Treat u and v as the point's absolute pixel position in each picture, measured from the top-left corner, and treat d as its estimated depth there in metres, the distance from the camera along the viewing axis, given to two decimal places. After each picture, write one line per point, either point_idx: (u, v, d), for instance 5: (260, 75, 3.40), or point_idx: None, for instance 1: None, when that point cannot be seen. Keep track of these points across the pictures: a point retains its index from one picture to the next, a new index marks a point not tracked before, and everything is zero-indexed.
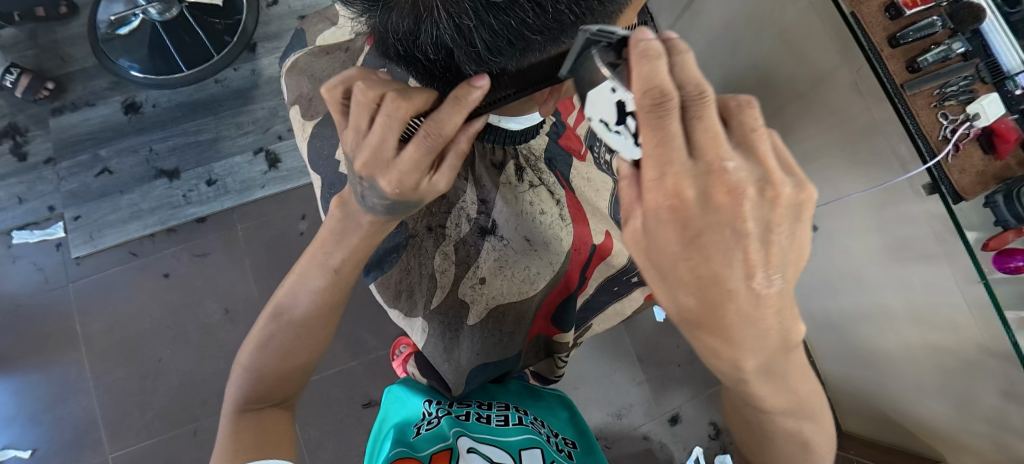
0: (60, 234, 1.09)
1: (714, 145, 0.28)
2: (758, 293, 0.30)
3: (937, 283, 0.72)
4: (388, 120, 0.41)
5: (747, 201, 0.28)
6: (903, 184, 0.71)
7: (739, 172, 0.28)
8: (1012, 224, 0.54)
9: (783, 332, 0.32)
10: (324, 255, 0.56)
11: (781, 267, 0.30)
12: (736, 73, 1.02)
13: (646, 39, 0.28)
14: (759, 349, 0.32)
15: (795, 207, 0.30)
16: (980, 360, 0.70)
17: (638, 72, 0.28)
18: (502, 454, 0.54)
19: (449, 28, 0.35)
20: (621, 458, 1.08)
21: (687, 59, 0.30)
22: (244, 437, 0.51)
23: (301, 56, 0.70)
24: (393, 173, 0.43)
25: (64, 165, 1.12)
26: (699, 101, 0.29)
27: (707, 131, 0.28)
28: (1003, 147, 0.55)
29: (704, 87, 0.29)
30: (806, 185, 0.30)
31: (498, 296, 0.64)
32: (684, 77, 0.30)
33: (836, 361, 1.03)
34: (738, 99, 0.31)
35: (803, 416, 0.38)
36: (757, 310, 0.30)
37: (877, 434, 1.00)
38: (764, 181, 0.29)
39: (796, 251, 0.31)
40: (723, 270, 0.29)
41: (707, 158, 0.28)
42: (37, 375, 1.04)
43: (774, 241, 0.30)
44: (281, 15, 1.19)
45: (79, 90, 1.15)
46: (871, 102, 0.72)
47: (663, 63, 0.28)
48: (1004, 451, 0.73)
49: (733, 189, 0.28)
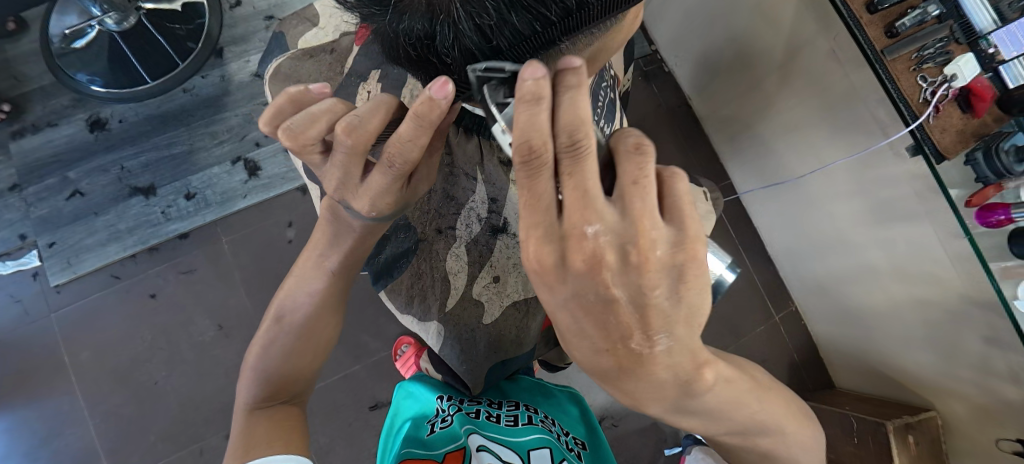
0: (36, 263, 1.05)
1: (579, 207, 0.28)
2: (640, 353, 0.31)
3: (920, 241, 0.74)
4: (347, 155, 0.39)
5: (605, 270, 0.28)
6: (885, 149, 0.73)
7: (600, 237, 0.28)
8: (991, 179, 0.57)
9: (681, 379, 0.33)
10: (321, 256, 0.54)
11: (664, 328, 0.30)
12: (715, 46, 1.02)
13: (533, 79, 0.28)
14: (657, 398, 0.35)
15: (673, 267, 0.29)
16: (962, 310, 0.73)
17: (515, 127, 0.28)
18: (511, 453, 0.54)
19: (469, 29, 0.33)
20: (627, 435, 1.10)
21: (572, 103, 0.29)
22: (255, 431, 0.50)
23: (284, 61, 0.67)
24: (364, 198, 0.43)
25: (31, 190, 1.07)
26: (572, 156, 0.28)
27: (573, 192, 0.28)
28: (980, 105, 0.57)
29: (580, 137, 0.28)
30: (688, 246, 0.29)
31: (512, 292, 0.65)
32: (563, 125, 0.29)
33: (826, 322, 1.09)
34: (627, 145, 0.30)
35: (756, 434, 0.42)
36: (643, 367, 0.31)
37: (867, 388, 1.04)
38: (630, 244, 0.28)
39: (684, 312, 0.30)
40: (599, 329, 0.31)
41: (573, 220, 0.28)
42: (29, 410, 1.00)
43: (650, 303, 0.29)
44: (246, 16, 1.14)
45: (39, 110, 1.09)
46: (849, 69, 0.73)
47: (541, 115, 0.28)
48: (991, 395, 0.76)
49: (590, 256, 0.28)
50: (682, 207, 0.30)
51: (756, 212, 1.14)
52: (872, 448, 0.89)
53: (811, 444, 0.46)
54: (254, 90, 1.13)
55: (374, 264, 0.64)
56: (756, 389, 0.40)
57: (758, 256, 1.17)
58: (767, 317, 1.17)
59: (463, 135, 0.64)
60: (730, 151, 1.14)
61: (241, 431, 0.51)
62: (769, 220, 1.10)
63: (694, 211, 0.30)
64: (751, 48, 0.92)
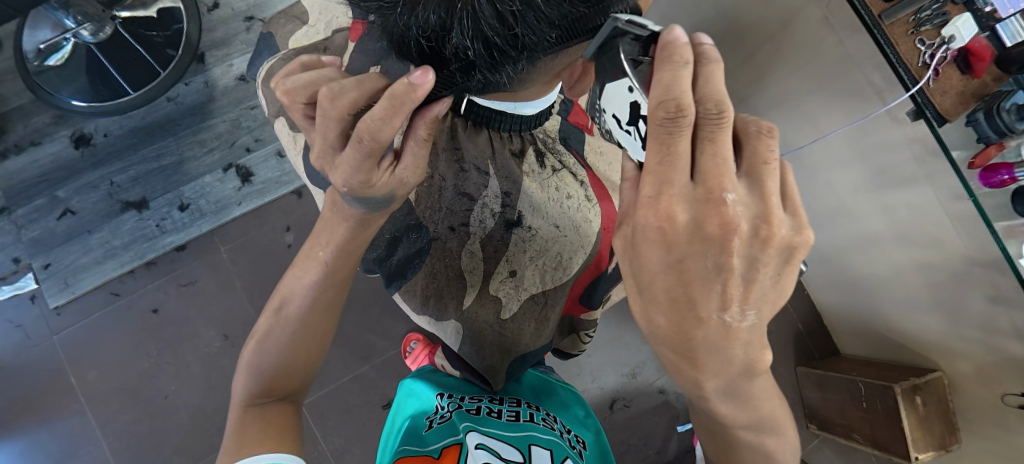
0: (33, 286, 1.03)
1: (718, 174, 0.29)
2: (729, 325, 0.32)
3: (921, 205, 0.75)
4: (326, 120, 0.39)
5: (737, 239, 0.30)
6: (883, 116, 0.72)
7: (737, 206, 0.29)
8: (994, 139, 0.56)
9: (748, 360, 0.34)
10: (317, 247, 0.55)
11: (758, 302, 0.32)
12: (705, 20, 1.00)
13: (674, 42, 0.30)
14: (721, 372, 0.35)
15: (787, 248, 0.31)
16: (964, 271, 0.74)
17: (661, 79, 0.29)
18: (511, 450, 0.53)
19: (490, 14, 0.32)
20: (640, 415, 1.11)
21: (712, 73, 0.31)
22: (245, 431, 0.49)
23: (275, 62, 0.66)
24: (338, 171, 0.42)
25: (21, 212, 1.04)
26: (716, 123, 0.30)
27: (715, 158, 0.29)
28: (979, 65, 0.56)
29: (725, 108, 0.30)
30: (804, 230, 0.31)
31: (530, 284, 0.66)
32: (706, 93, 0.30)
33: (828, 291, 1.10)
34: (758, 126, 0.31)
35: (765, 430, 0.43)
36: (725, 342, 0.33)
37: (871, 353, 1.06)
38: (761, 219, 0.30)
39: (778, 291, 0.33)
40: (700, 297, 0.31)
41: (710, 186, 0.30)
42: (41, 433, 1.00)
43: (757, 279, 0.31)
44: (225, 18, 1.11)
45: (20, 129, 1.06)
46: (844, 35, 0.72)
47: (687, 72, 0.30)
48: (996, 353, 0.77)
49: (726, 222, 0.29)
50: (794, 193, 0.32)
51: None
52: (880, 410, 0.91)
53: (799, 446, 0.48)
54: (241, 94, 1.10)
55: (386, 267, 0.64)
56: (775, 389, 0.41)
57: None
58: None
59: (473, 130, 0.62)
60: None
61: (233, 429, 0.51)
62: None
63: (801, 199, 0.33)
64: (742, 21, 0.91)
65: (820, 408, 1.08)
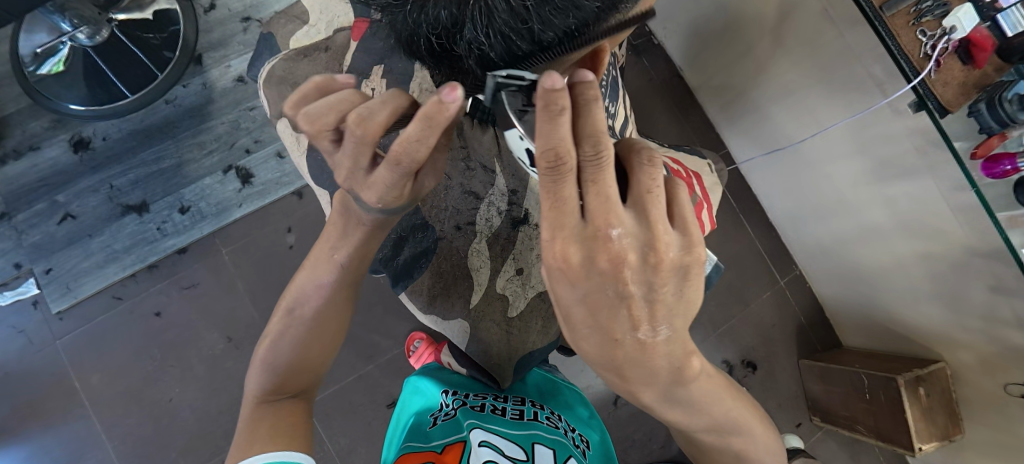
0: (34, 291, 1.03)
1: (604, 211, 0.29)
2: (644, 342, 0.32)
3: (923, 196, 0.74)
4: (359, 142, 0.38)
5: (627, 269, 0.29)
6: (884, 108, 0.72)
7: (624, 239, 0.29)
8: (996, 129, 0.56)
9: (674, 366, 0.34)
10: (329, 250, 0.54)
11: (667, 319, 0.32)
12: (704, 14, 1.00)
13: (551, 89, 0.28)
14: (650, 383, 0.35)
15: (679, 268, 0.31)
16: (965, 261, 0.74)
17: (540, 131, 0.29)
18: (514, 448, 0.54)
19: (503, 9, 0.32)
20: (644, 409, 1.12)
21: (592, 111, 0.30)
22: (257, 429, 0.49)
23: (276, 63, 0.65)
24: (371, 190, 0.42)
25: (20, 217, 1.04)
26: (595, 165, 0.29)
27: (600, 197, 0.29)
28: (981, 55, 0.56)
29: (603, 147, 0.30)
30: (692, 248, 0.31)
31: (539, 282, 0.65)
32: (586, 135, 0.30)
33: (830, 284, 1.10)
34: (642, 155, 0.32)
35: (727, 432, 0.43)
36: (644, 356, 0.32)
37: (874, 344, 1.06)
38: (648, 247, 0.30)
39: (685, 304, 0.32)
40: (611, 323, 0.31)
41: (597, 223, 0.29)
42: (46, 438, 1.00)
43: (659, 298, 0.31)
44: (221, 19, 1.11)
45: (18, 134, 1.05)
46: (844, 27, 0.72)
47: (565, 119, 0.29)
48: (999, 343, 0.77)
49: (615, 256, 0.29)
50: (682, 214, 0.32)
51: (755, 179, 1.13)
52: (883, 402, 0.91)
53: (774, 446, 0.48)
54: (239, 96, 1.10)
55: (392, 267, 0.64)
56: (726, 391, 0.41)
57: (760, 224, 1.17)
58: (772, 283, 1.18)
59: (479, 128, 0.62)
60: (724, 121, 1.13)
61: (247, 423, 0.51)
62: (769, 185, 1.09)
63: (693, 217, 0.33)
64: (742, 14, 0.90)
65: (822, 400, 1.08)
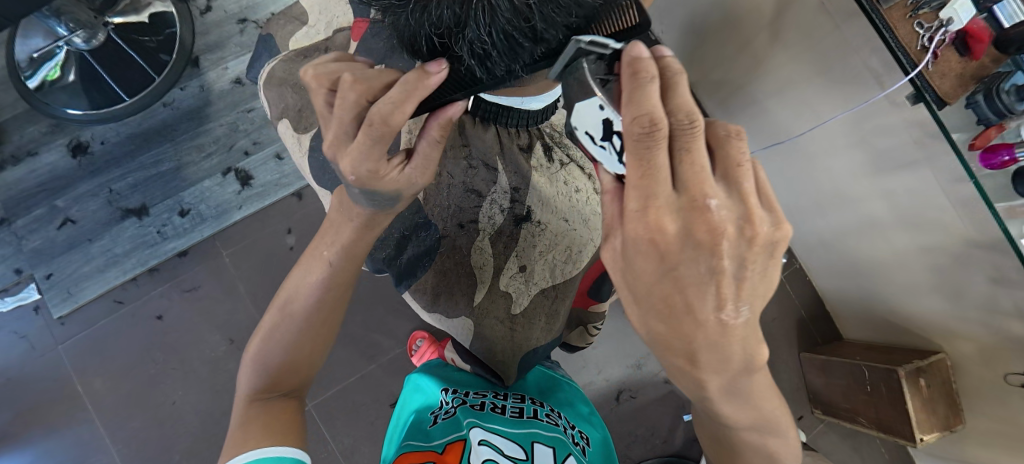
0: (36, 296, 1.03)
1: (699, 181, 0.29)
2: (726, 324, 0.31)
3: (919, 188, 0.75)
4: (342, 101, 0.40)
5: (724, 241, 0.29)
6: (882, 101, 0.72)
7: (721, 210, 0.29)
8: (993, 121, 0.56)
9: (747, 357, 0.33)
10: (324, 247, 0.55)
11: (750, 299, 0.31)
12: (701, 10, 1.00)
13: (637, 57, 0.31)
14: (721, 371, 0.34)
15: (769, 244, 0.31)
16: (966, 253, 0.74)
17: (630, 96, 0.30)
18: (513, 448, 0.54)
19: (507, 8, 0.32)
20: (647, 405, 1.12)
21: (679, 84, 0.32)
22: (250, 427, 0.49)
23: (276, 64, 0.65)
24: (348, 156, 0.42)
25: (20, 223, 1.04)
26: (689, 133, 0.30)
27: (694, 167, 0.29)
28: (977, 46, 0.56)
29: (695, 116, 0.30)
30: (781, 224, 0.31)
31: (542, 277, 0.66)
32: (676, 104, 0.31)
33: (830, 278, 1.10)
34: (728, 130, 0.32)
35: (768, 432, 0.42)
36: (723, 339, 0.32)
37: (875, 337, 1.06)
38: (743, 220, 0.30)
39: (767, 285, 0.32)
40: (696, 300, 0.31)
41: (692, 193, 0.29)
42: (50, 443, 1.00)
43: (746, 276, 0.31)
44: (218, 21, 1.10)
45: (16, 139, 1.05)
46: (841, 20, 0.72)
47: (654, 85, 0.30)
48: (999, 334, 0.77)
49: (713, 228, 0.29)
50: (768, 189, 0.32)
51: None
52: (884, 393, 0.92)
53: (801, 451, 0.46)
54: (238, 97, 1.10)
55: (395, 266, 0.64)
56: (778, 389, 0.40)
57: None
58: None
59: (480, 125, 0.62)
60: (723, 115, 1.13)
61: (238, 420, 0.51)
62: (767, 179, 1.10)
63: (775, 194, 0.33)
64: (738, 9, 0.90)
65: (824, 393, 1.09)
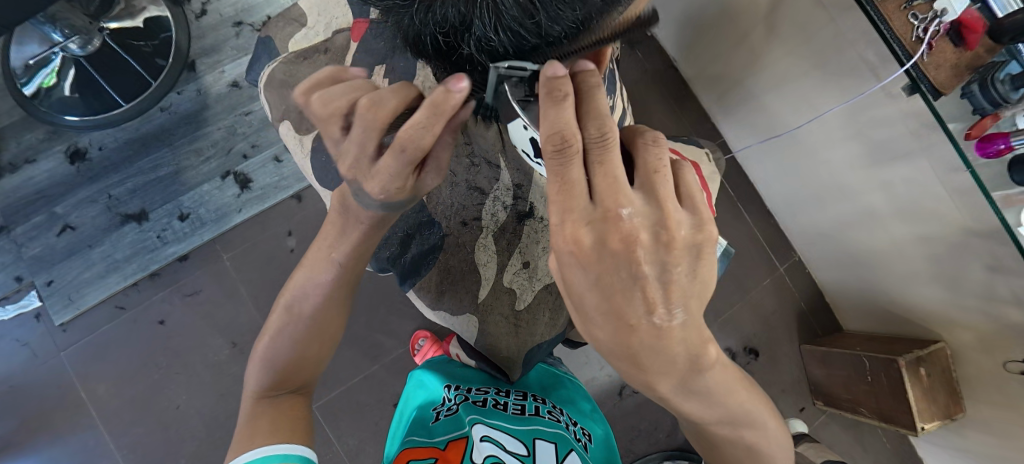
0: (37, 303, 1.03)
1: (613, 193, 0.32)
2: (661, 328, 0.33)
3: (915, 178, 0.76)
4: (366, 129, 0.40)
5: (639, 248, 0.31)
6: (878, 93, 0.72)
7: (634, 218, 0.32)
8: (989, 110, 0.57)
9: (690, 356, 0.35)
10: (328, 249, 0.54)
11: (681, 301, 0.33)
12: (698, 4, 1.00)
13: (553, 76, 0.32)
14: (667, 371, 0.35)
15: (692, 246, 0.33)
16: (964, 241, 0.75)
17: (547, 115, 0.32)
18: (515, 443, 0.54)
19: (512, 6, 0.31)
20: (650, 400, 1.12)
21: (595, 100, 0.34)
22: (259, 426, 0.50)
23: (275, 66, 0.66)
24: (374, 180, 0.43)
25: (20, 230, 1.04)
26: (600, 146, 0.33)
27: (607, 178, 0.32)
28: (972, 36, 0.55)
29: (607, 130, 0.33)
30: (702, 227, 0.33)
31: (545, 273, 0.66)
32: (590, 120, 0.33)
33: (830, 270, 1.11)
34: (644, 139, 0.35)
35: (741, 424, 0.42)
36: (661, 342, 0.33)
37: (876, 327, 1.06)
38: (659, 226, 0.32)
39: (699, 285, 0.34)
40: (626, 308, 0.32)
41: (607, 204, 0.32)
42: (55, 450, 1.00)
43: (672, 280, 0.32)
44: (213, 25, 1.10)
45: (14, 147, 1.05)
46: (836, 13, 0.72)
47: (569, 105, 0.32)
48: (997, 321, 0.78)
49: (626, 236, 0.31)
50: (690, 195, 0.35)
51: (752, 167, 1.14)
52: (884, 383, 0.92)
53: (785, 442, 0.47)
54: (235, 101, 1.10)
55: (399, 266, 0.64)
56: (740, 381, 0.41)
57: (759, 211, 1.18)
58: (772, 269, 1.19)
59: (483, 123, 0.62)
60: (721, 109, 1.14)
61: (246, 419, 0.52)
62: (766, 173, 1.10)
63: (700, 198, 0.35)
64: (734, 3, 0.91)
65: (825, 384, 1.09)
